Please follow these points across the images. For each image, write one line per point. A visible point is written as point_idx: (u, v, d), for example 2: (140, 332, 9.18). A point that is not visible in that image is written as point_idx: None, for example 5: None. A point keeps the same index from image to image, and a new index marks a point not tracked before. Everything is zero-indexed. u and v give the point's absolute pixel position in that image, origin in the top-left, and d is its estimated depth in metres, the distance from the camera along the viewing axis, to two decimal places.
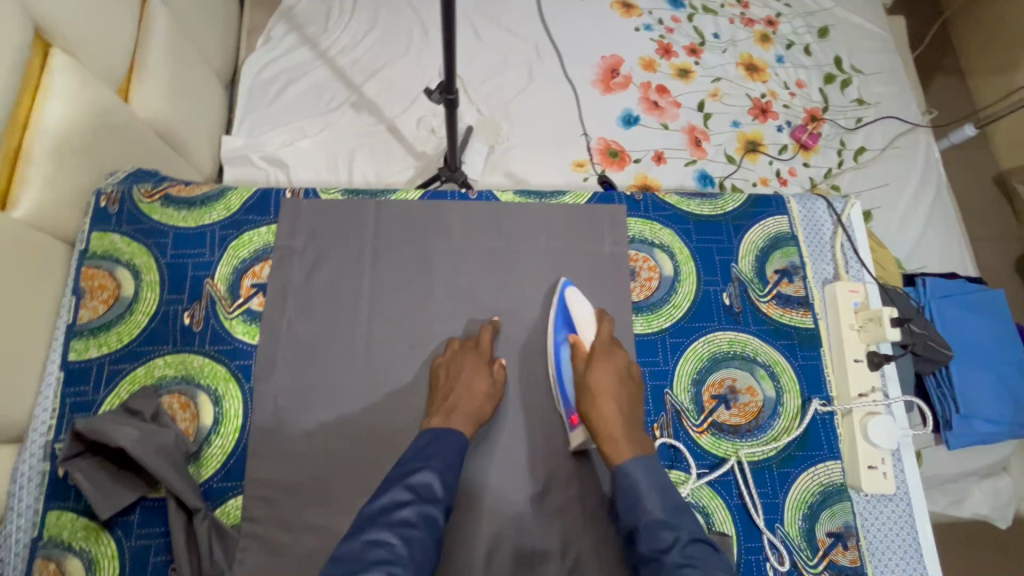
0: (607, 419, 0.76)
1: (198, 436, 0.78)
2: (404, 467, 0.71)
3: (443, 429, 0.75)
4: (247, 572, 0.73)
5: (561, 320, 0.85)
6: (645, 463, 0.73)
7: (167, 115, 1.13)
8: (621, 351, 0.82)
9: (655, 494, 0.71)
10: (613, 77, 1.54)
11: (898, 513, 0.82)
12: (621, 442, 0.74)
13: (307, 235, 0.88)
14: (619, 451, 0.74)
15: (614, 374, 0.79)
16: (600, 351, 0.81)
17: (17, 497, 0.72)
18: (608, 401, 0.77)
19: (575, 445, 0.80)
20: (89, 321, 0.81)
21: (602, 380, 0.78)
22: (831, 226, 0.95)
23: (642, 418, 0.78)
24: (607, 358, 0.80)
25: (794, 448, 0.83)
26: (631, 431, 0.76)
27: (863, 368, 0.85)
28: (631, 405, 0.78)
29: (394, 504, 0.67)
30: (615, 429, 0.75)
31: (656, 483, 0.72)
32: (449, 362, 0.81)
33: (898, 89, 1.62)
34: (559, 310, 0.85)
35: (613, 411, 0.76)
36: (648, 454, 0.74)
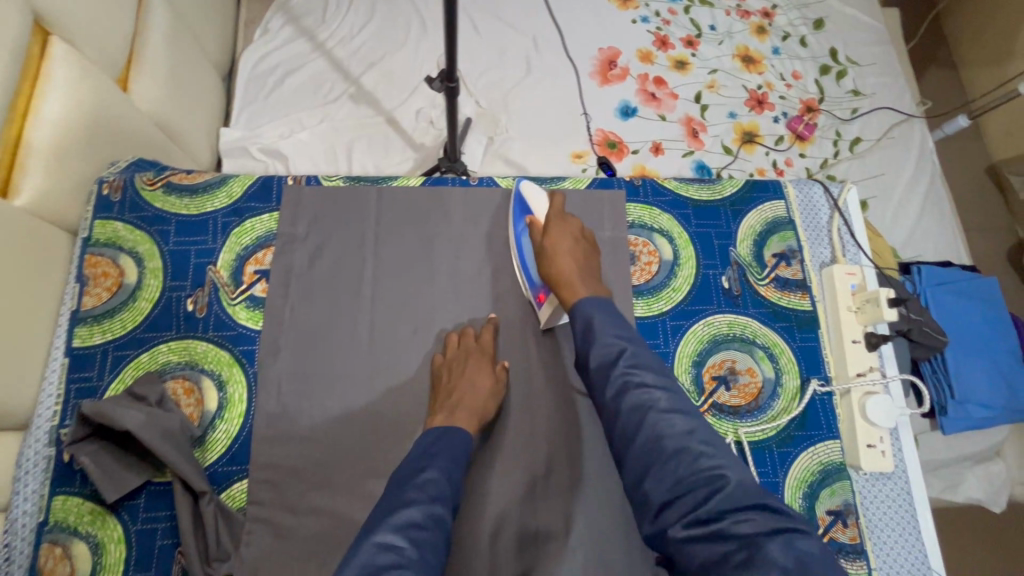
0: (564, 274, 0.80)
1: (202, 421, 0.78)
2: (408, 469, 0.68)
3: (446, 426, 0.74)
4: (253, 555, 0.74)
5: (518, 207, 0.90)
6: (600, 301, 0.77)
7: (165, 107, 1.12)
8: (573, 220, 0.87)
9: (610, 329, 0.74)
10: (610, 69, 1.55)
11: (897, 491, 0.84)
12: (577, 290, 0.79)
13: (309, 221, 0.88)
14: (576, 296, 0.78)
15: (569, 237, 0.84)
16: (553, 222, 0.85)
17: (23, 482, 0.73)
18: (563, 257, 0.81)
19: (544, 320, 0.85)
20: (93, 308, 0.81)
21: (556, 243, 0.83)
22: (828, 210, 0.96)
23: (597, 271, 0.83)
24: (560, 227, 0.85)
25: (793, 428, 0.84)
26: (588, 280, 0.80)
27: (861, 349, 0.86)
28: (586, 261, 0.83)
29: (401, 506, 0.63)
30: (574, 280, 0.79)
31: (609, 316, 0.75)
32: (450, 362, 0.80)
33: (893, 80, 1.63)
34: (514, 200, 0.89)
35: (569, 266, 0.81)
36: (603, 296, 0.78)
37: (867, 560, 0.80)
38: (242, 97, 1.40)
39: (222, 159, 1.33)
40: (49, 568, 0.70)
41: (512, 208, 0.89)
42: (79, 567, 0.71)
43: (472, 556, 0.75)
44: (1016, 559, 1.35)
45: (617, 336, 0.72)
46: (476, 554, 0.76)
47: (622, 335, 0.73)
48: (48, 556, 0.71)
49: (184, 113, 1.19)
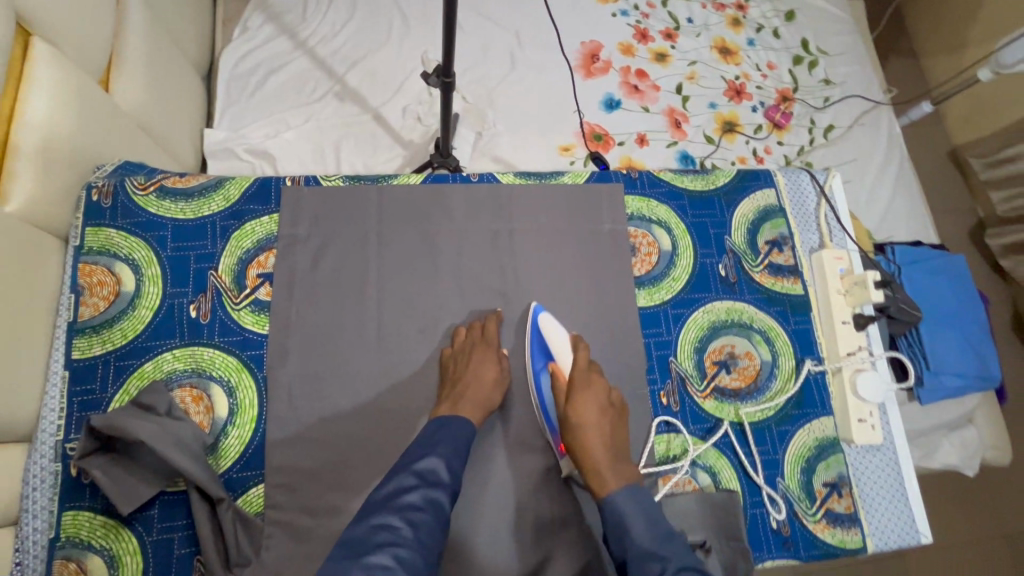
0: (589, 448, 0.75)
1: (213, 428, 0.78)
2: (411, 454, 0.71)
3: (450, 418, 0.76)
4: (274, 558, 0.74)
5: (538, 348, 0.84)
6: (632, 492, 0.72)
7: (147, 109, 1.09)
8: (600, 378, 0.82)
9: (641, 518, 0.69)
10: (593, 62, 1.56)
11: (887, 461, 0.89)
12: (606, 472, 0.73)
13: (311, 222, 0.88)
14: (604, 481, 0.73)
15: (597, 404, 0.79)
16: (578, 380, 0.80)
17: (30, 498, 0.71)
18: (592, 432, 0.76)
19: (563, 472, 0.80)
20: (91, 318, 0.79)
21: (583, 412, 0.77)
22: (815, 197, 1.01)
23: (625, 443, 0.78)
24: (586, 387, 0.80)
25: (790, 407, 0.88)
26: (617, 459, 0.75)
27: (851, 329, 0.91)
28: (614, 432, 0.78)
29: (401, 488, 0.67)
30: (598, 459, 0.74)
31: (644, 510, 0.70)
32: (457, 351, 0.82)
33: (862, 70, 1.70)
34: (535, 339, 0.85)
35: (597, 440, 0.75)
36: (634, 482, 0.73)
37: (861, 527, 0.85)
38: (223, 97, 1.37)
39: (206, 160, 1.30)
40: None
41: (532, 347, 0.84)
42: None
43: (492, 548, 0.77)
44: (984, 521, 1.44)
45: (654, 536, 0.68)
46: (495, 546, 0.77)
47: (658, 536, 0.68)
48: (62, 573, 0.70)
49: (167, 113, 1.16)
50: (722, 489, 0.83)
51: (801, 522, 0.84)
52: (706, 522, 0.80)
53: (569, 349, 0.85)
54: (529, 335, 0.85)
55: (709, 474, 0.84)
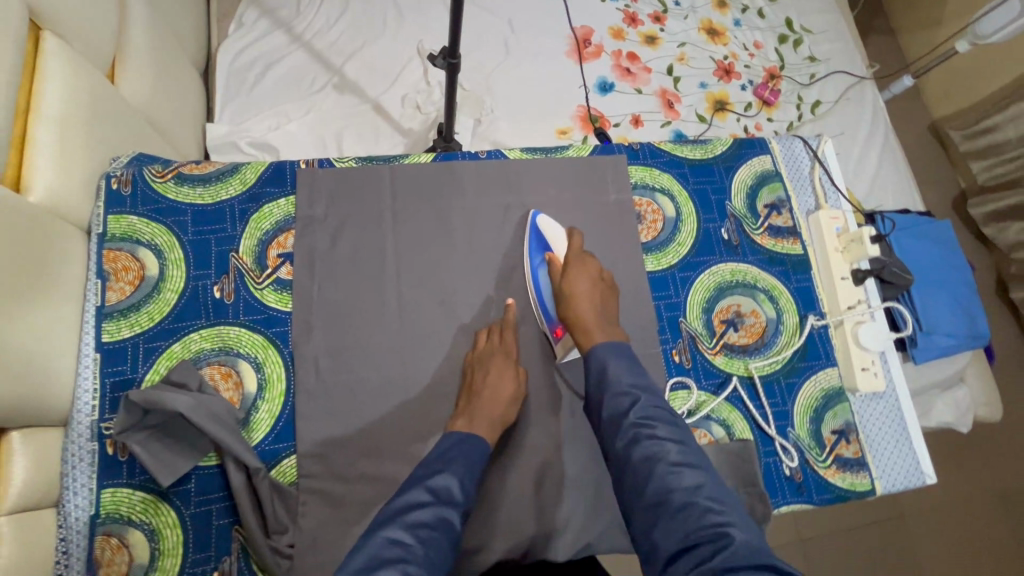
0: (581, 316, 0.81)
1: (244, 404, 0.80)
2: (425, 470, 0.71)
3: (467, 433, 0.75)
4: (311, 525, 0.76)
5: (535, 241, 0.90)
6: (615, 347, 0.78)
7: (153, 104, 1.11)
8: (591, 260, 0.88)
9: (623, 368, 0.75)
10: (585, 47, 1.59)
11: (890, 408, 0.93)
12: (593, 333, 0.80)
13: (327, 203, 0.90)
14: (592, 341, 0.79)
15: (588, 279, 0.85)
16: (573, 262, 0.87)
17: (71, 476, 0.73)
18: (582, 301, 0.82)
19: (559, 354, 0.86)
20: (118, 303, 0.80)
21: (575, 285, 0.83)
22: (809, 161, 1.05)
23: (614, 313, 0.84)
24: (580, 267, 0.86)
25: (797, 360, 0.92)
26: (604, 323, 0.81)
27: (850, 284, 0.95)
28: (604, 303, 0.83)
29: (413, 505, 0.66)
30: (588, 322, 0.80)
31: (625, 360, 0.76)
32: (476, 360, 0.82)
33: (844, 46, 1.75)
34: (532, 235, 0.90)
35: (586, 308, 0.82)
36: (619, 342, 0.79)
37: (869, 471, 0.89)
38: (224, 92, 1.38)
39: (211, 154, 1.31)
40: (108, 558, 0.71)
41: (529, 241, 0.90)
42: (138, 554, 0.72)
43: (519, 505, 0.80)
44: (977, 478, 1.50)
45: (632, 381, 0.74)
46: (522, 502, 0.81)
47: (635, 381, 0.74)
48: (105, 547, 0.71)
49: (170, 108, 1.18)
50: (736, 440, 0.86)
51: (813, 469, 0.87)
52: (724, 472, 0.83)
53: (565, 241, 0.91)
54: (527, 231, 0.91)
55: (723, 427, 0.87)
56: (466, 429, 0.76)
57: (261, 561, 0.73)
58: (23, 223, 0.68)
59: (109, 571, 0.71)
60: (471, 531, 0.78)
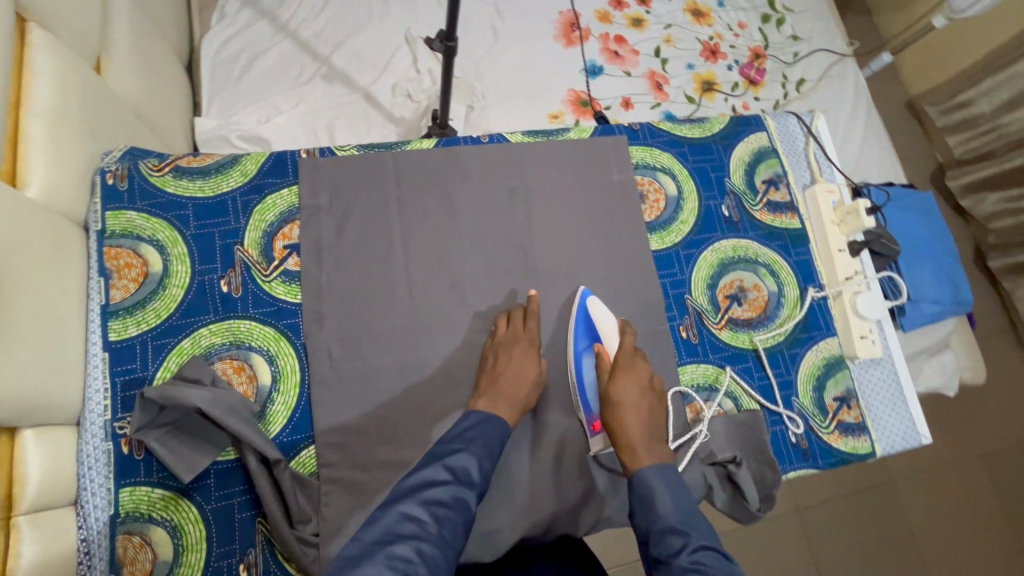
0: (626, 429, 0.77)
1: (258, 397, 0.79)
2: (444, 447, 0.73)
3: (488, 414, 0.77)
4: (334, 514, 0.76)
5: (583, 326, 0.87)
6: (660, 470, 0.74)
7: (140, 98, 1.08)
8: (642, 362, 0.84)
9: (668, 493, 0.71)
10: (573, 31, 1.59)
11: (887, 373, 0.96)
12: (638, 449, 0.76)
13: (331, 191, 0.89)
14: (635, 458, 0.76)
15: (637, 387, 0.81)
16: (623, 362, 0.83)
17: (87, 477, 0.72)
18: (629, 410, 0.79)
19: (593, 449, 0.83)
20: (123, 301, 0.79)
21: (624, 391, 0.80)
22: (803, 137, 1.07)
23: (660, 428, 0.80)
24: (631, 370, 0.82)
25: (798, 331, 0.95)
26: (649, 439, 0.77)
27: (847, 256, 0.98)
28: (651, 419, 0.80)
29: (431, 482, 0.69)
30: (633, 436, 0.77)
31: (672, 488, 0.72)
32: (497, 343, 0.83)
33: (825, 24, 1.77)
34: (581, 320, 0.87)
35: (633, 417, 0.78)
36: (664, 463, 0.75)
37: (870, 434, 0.92)
38: (209, 85, 1.35)
39: (199, 146, 1.29)
40: (131, 557, 0.70)
41: (577, 327, 0.86)
42: (161, 552, 0.72)
43: (539, 484, 0.82)
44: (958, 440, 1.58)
45: (679, 510, 0.70)
46: (541, 481, 0.82)
47: (683, 514, 0.69)
48: (127, 545, 0.71)
49: (157, 101, 1.15)
50: (745, 411, 0.89)
51: (817, 435, 0.91)
52: (734, 442, 0.87)
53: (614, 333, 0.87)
54: (574, 314, 0.87)
55: (731, 399, 0.90)
56: (490, 408, 0.77)
57: (288, 551, 0.73)
58: (22, 220, 0.66)
59: (133, 570, 0.70)
60: (492, 512, 0.80)
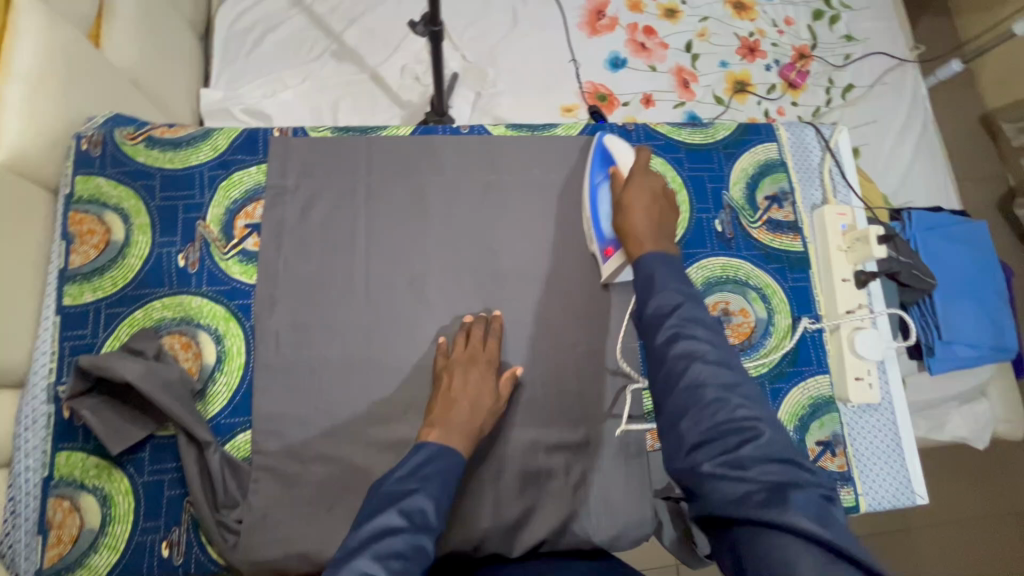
0: (635, 227, 0.76)
1: (202, 375, 0.79)
2: (396, 487, 0.64)
3: (441, 447, 0.69)
4: (261, 501, 0.75)
5: (599, 158, 0.87)
6: (668, 256, 0.71)
7: (143, 66, 1.07)
8: (657, 177, 0.81)
9: (671, 277, 0.68)
10: (599, 19, 1.47)
11: (883, 421, 0.86)
12: (646, 241, 0.74)
13: (299, 173, 0.87)
14: (643, 251, 0.73)
15: (649, 195, 0.79)
16: (636, 175, 0.81)
17: (23, 437, 0.73)
18: (639, 212, 0.77)
19: (608, 276, 0.84)
20: (81, 267, 0.80)
21: (635, 196, 0.78)
22: (819, 151, 0.97)
23: (671, 230, 0.77)
24: (643, 180, 0.80)
25: (785, 365, 0.86)
26: (661, 238, 0.75)
27: (851, 286, 0.88)
28: (663, 223, 0.77)
29: (385, 530, 0.59)
30: (641, 234, 0.75)
31: (676, 276, 0.68)
32: (454, 364, 0.78)
33: (887, 24, 1.57)
34: (597, 152, 0.87)
35: (642, 215, 0.77)
36: (672, 254, 0.73)
37: (853, 486, 0.83)
38: (222, 56, 1.34)
39: (205, 120, 1.28)
40: (59, 521, 0.72)
41: (591, 159, 0.87)
42: (89, 519, 0.73)
43: (476, 498, 0.78)
44: (972, 494, 1.47)
45: (681, 288, 0.67)
46: (479, 494, 0.78)
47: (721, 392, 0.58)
48: (57, 509, 0.72)
49: (163, 71, 1.14)
50: None
51: None
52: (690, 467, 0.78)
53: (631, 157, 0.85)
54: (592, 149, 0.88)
55: None
56: (441, 440, 0.70)
57: (207, 533, 0.73)
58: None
59: (60, 533, 0.72)
60: None
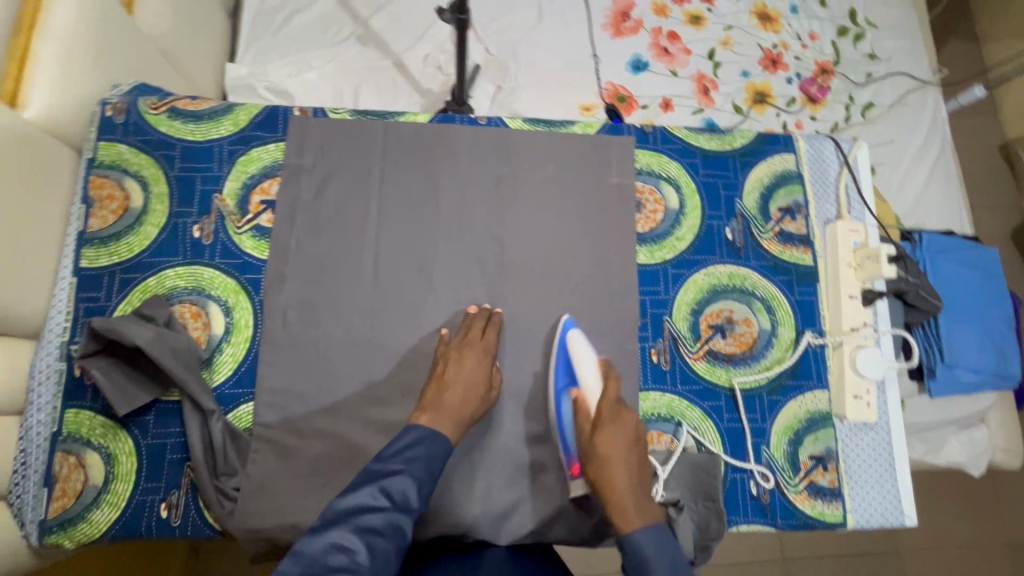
0: (614, 486, 0.71)
1: (209, 344, 0.81)
2: (381, 465, 0.67)
3: (429, 430, 0.71)
4: (259, 472, 0.77)
5: (563, 367, 0.81)
6: (656, 533, 0.68)
7: (171, 37, 1.08)
8: (629, 413, 0.78)
9: (665, 565, 0.65)
10: (624, 21, 1.46)
11: (878, 440, 0.86)
12: (630, 510, 0.69)
13: (317, 152, 0.88)
14: (627, 520, 0.69)
15: (623, 439, 0.75)
16: (607, 413, 0.77)
17: (35, 393, 0.75)
18: (616, 466, 0.73)
19: (575, 495, 0.78)
20: (99, 231, 0.81)
21: (609, 447, 0.74)
22: (837, 166, 0.97)
23: (649, 485, 0.74)
24: (615, 422, 0.76)
25: (784, 377, 0.87)
26: (642, 499, 0.71)
27: (857, 304, 0.88)
28: (641, 475, 0.73)
29: (366, 507, 0.64)
30: (623, 497, 0.70)
31: (666, 549, 0.67)
32: (450, 352, 0.79)
33: (913, 44, 1.55)
34: (561, 358, 0.81)
35: (622, 475, 0.72)
36: (657, 521, 0.70)
37: (843, 502, 0.83)
38: (247, 33, 1.35)
39: (228, 94, 1.29)
40: (65, 475, 0.74)
41: (557, 365, 0.81)
42: (94, 475, 0.75)
43: (470, 485, 0.79)
44: (963, 522, 1.47)
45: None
46: (472, 483, 0.79)
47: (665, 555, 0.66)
48: (63, 464, 0.74)
49: (191, 43, 1.15)
50: (705, 451, 0.83)
51: (782, 492, 0.83)
52: (684, 483, 0.81)
53: (597, 377, 0.80)
54: (556, 352, 0.82)
55: (693, 436, 0.84)
56: (431, 425, 0.72)
57: (206, 499, 0.75)
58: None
59: (65, 488, 0.74)
60: None
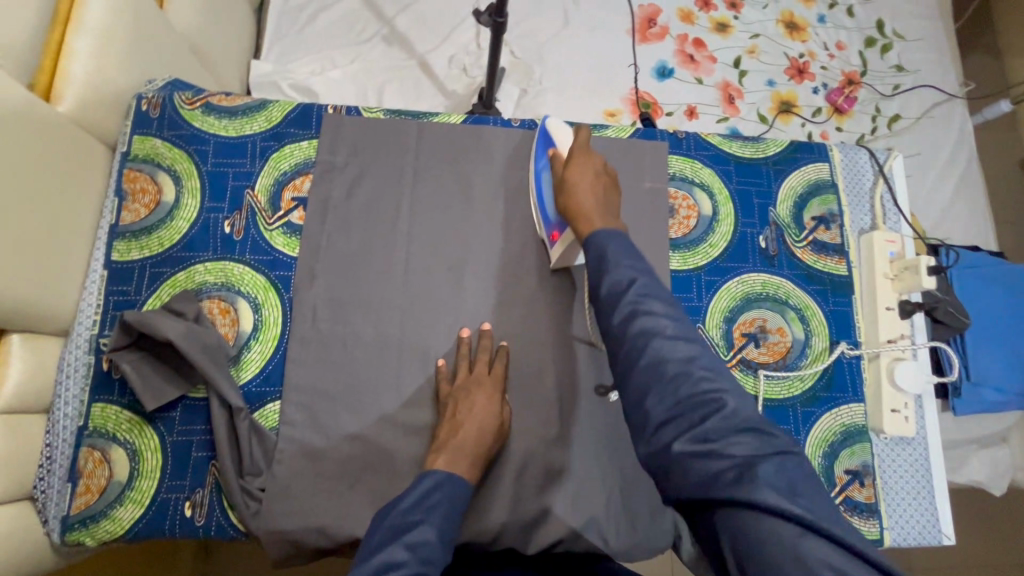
0: (579, 204, 0.75)
1: (237, 341, 0.80)
2: (401, 518, 0.61)
3: (448, 473, 0.68)
4: (285, 473, 0.75)
5: (541, 145, 0.87)
6: (614, 231, 0.70)
7: (201, 32, 1.08)
8: (597, 156, 0.81)
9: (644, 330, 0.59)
10: (650, 27, 1.46)
11: (915, 456, 0.85)
12: (593, 218, 0.73)
13: (349, 150, 0.88)
14: (590, 226, 0.72)
15: (590, 172, 0.78)
16: (577, 153, 0.80)
17: (63, 385, 0.75)
18: (581, 188, 0.76)
19: (557, 258, 0.83)
20: (131, 224, 0.81)
21: (577, 174, 0.78)
22: (872, 177, 0.97)
23: (617, 205, 0.76)
24: (584, 159, 0.80)
25: (818, 389, 0.85)
26: (605, 211, 0.74)
27: (894, 315, 0.87)
28: (607, 196, 0.77)
29: (389, 564, 0.56)
30: (585, 207, 0.74)
31: (621, 241, 0.68)
32: (456, 391, 0.76)
33: (937, 56, 1.54)
34: (540, 140, 0.87)
35: (586, 196, 0.75)
36: (618, 225, 0.72)
37: (880, 519, 0.81)
38: (274, 31, 1.35)
39: (254, 92, 1.29)
40: (89, 471, 0.73)
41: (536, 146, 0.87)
42: (118, 471, 0.74)
43: (497, 489, 0.77)
44: (982, 543, 1.43)
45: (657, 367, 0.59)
46: (500, 487, 0.77)
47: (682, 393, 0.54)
48: (88, 459, 0.73)
49: (220, 41, 1.16)
50: None
51: None
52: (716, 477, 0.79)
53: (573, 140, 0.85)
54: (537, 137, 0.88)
55: None
56: (448, 468, 0.69)
57: (230, 499, 0.73)
58: (20, 136, 0.64)
59: (89, 483, 0.73)
60: None
